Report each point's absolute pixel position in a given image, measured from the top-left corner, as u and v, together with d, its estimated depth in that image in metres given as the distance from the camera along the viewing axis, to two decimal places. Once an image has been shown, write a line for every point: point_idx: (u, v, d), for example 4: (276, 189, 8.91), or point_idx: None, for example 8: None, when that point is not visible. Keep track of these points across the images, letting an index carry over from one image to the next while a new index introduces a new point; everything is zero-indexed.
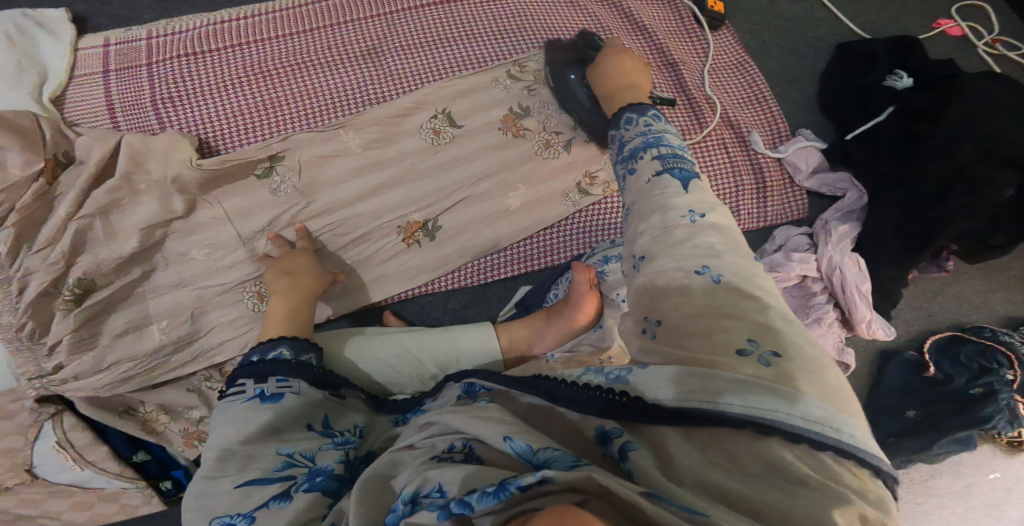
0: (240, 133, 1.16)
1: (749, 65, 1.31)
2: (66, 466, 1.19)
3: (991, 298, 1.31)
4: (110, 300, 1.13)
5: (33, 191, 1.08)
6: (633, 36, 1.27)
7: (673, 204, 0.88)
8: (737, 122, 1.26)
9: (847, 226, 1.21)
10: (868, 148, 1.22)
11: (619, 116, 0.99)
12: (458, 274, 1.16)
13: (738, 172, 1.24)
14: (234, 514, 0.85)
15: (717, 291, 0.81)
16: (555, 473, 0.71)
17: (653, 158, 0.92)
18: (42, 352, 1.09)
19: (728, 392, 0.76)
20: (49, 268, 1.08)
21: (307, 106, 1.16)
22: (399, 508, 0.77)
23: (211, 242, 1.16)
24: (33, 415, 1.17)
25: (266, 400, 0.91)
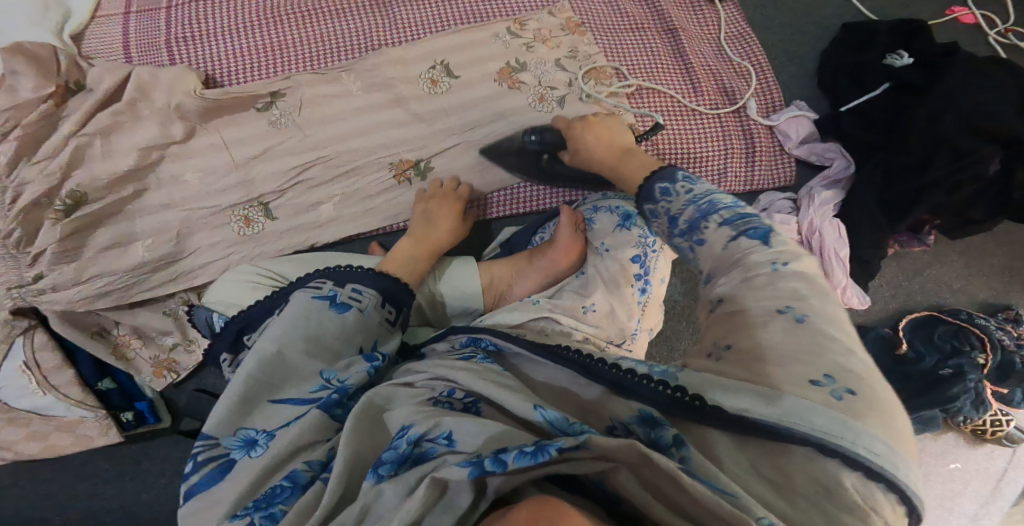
0: (247, 71, 1.21)
1: (750, 37, 1.35)
2: (28, 390, 1.19)
3: (970, 283, 1.36)
4: (99, 215, 1.14)
5: (39, 112, 1.09)
6: (637, 3, 1.33)
7: (754, 259, 0.81)
8: (731, 90, 1.29)
9: (830, 194, 1.26)
10: (858, 119, 1.26)
11: (648, 190, 0.95)
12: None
13: (729, 135, 1.27)
14: (257, 429, 0.87)
15: (799, 334, 0.76)
16: (597, 442, 0.72)
17: (719, 224, 0.85)
18: (26, 262, 1.11)
19: (799, 413, 0.73)
20: (46, 178, 1.09)
21: (314, 50, 1.23)
22: (402, 447, 0.80)
23: (204, 166, 1.17)
24: (6, 328, 1.16)
25: (335, 307, 0.96)
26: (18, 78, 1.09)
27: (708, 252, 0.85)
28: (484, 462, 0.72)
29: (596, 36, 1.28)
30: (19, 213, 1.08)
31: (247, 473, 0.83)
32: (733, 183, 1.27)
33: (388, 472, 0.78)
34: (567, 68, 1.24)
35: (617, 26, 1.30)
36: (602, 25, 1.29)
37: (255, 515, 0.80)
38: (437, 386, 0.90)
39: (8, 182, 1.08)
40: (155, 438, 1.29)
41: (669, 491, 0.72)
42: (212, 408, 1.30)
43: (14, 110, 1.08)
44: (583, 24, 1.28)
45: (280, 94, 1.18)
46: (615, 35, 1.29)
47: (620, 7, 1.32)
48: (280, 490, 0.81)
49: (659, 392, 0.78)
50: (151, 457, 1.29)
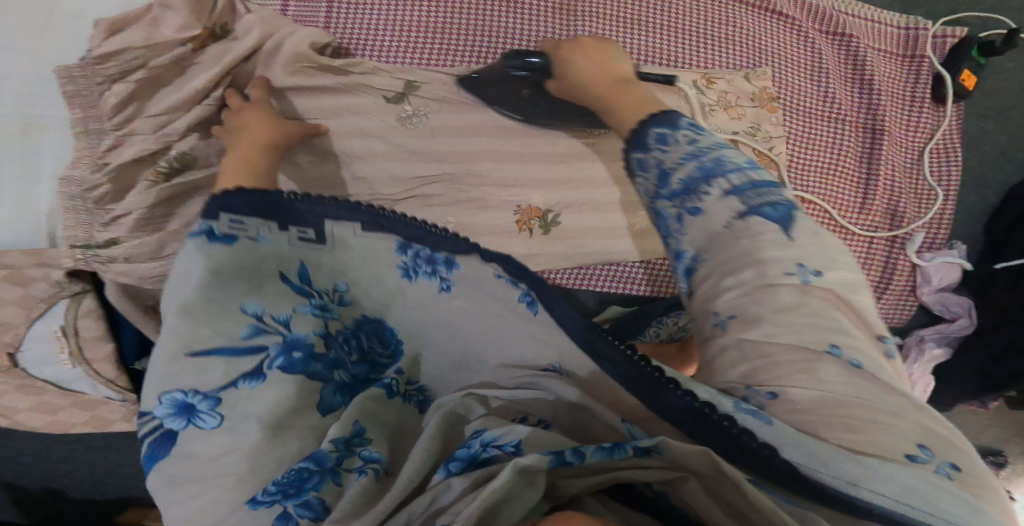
0: (382, 47, 1.13)
1: (954, 156, 1.22)
2: (57, 359, 1.06)
3: (983, 430, 1.42)
4: (201, 183, 1.07)
5: (176, 54, 1.06)
6: (850, 86, 1.19)
7: (770, 257, 0.74)
8: (901, 216, 1.20)
9: (939, 350, 1.22)
10: (1007, 285, 1.17)
11: (642, 133, 0.83)
12: (559, 276, 1.18)
13: (867, 264, 1.20)
14: (188, 391, 0.73)
15: (860, 385, 0.70)
16: (672, 446, 0.67)
17: (723, 196, 0.76)
18: (102, 219, 1.03)
19: (919, 496, 0.65)
20: (155, 137, 1.04)
21: (478, 46, 1.14)
22: (473, 446, 0.72)
23: (321, 150, 1.10)
24: (52, 288, 1.03)
25: (215, 243, 0.76)
26: (166, 13, 1.05)
27: (704, 224, 0.76)
28: (567, 453, 0.68)
29: (786, 114, 1.17)
30: (115, 167, 1.02)
31: (219, 448, 0.72)
32: None
33: (458, 468, 0.70)
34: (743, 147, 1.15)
35: (814, 109, 1.18)
36: (797, 105, 1.17)
37: (283, 503, 0.69)
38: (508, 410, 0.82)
39: (109, 128, 1.03)
40: None
41: (739, 504, 0.67)
42: None
43: (150, 48, 1.04)
44: (777, 98, 1.16)
45: (414, 86, 1.11)
46: (808, 119, 1.18)
47: (827, 88, 1.18)
48: (308, 475, 0.71)
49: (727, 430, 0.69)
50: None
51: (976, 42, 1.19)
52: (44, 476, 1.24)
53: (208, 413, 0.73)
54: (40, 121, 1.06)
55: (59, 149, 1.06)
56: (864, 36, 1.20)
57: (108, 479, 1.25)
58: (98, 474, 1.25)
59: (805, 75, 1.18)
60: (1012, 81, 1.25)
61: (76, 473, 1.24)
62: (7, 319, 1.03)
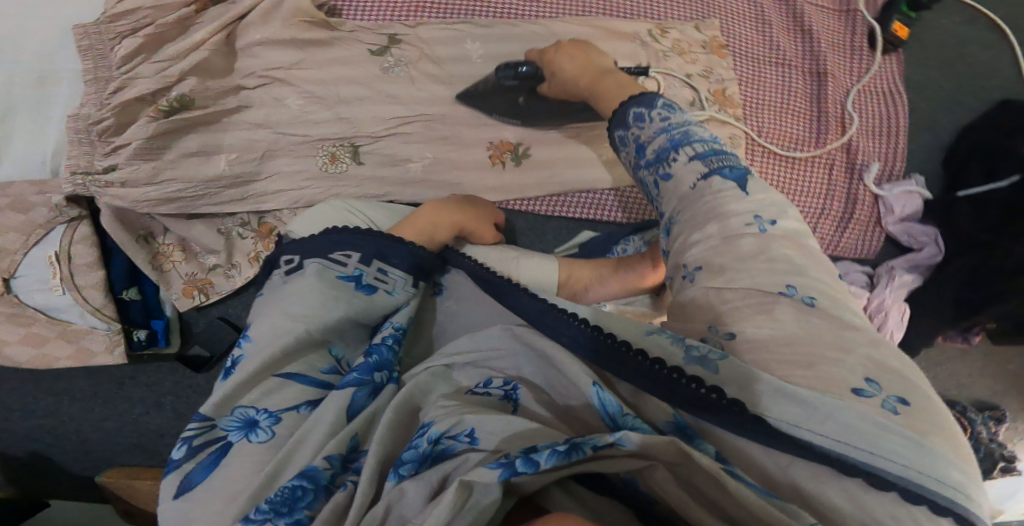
0: (364, 7, 1.20)
1: (898, 98, 1.27)
2: (49, 285, 1.10)
3: (977, 381, 1.41)
4: (197, 121, 1.11)
5: (179, 14, 1.09)
6: (792, 37, 1.27)
7: (731, 209, 0.80)
8: (856, 149, 1.24)
9: (910, 278, 1.23)
10: (970, 211, 1.20)
11: (623, 114, 0.93)
12: (534, 203, 1.23)
13: (831, 196, 1.23)
14: (257, 409, 0.78)
15: (813, 322, 0.73)
16: (633, 438, 0.68)
17: (690, 159, 0.84)
18: (101, 150, 1.07)
19: (867, 435, 0.66)
20: (158, 79, 1.07)
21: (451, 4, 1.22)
22: (421, 446, 0.74)
23: (311, 94, 1.15)
24: (51, 213, 1.09)
25: (360, 289, 0.87)
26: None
27: (674, 190, 0.85)
28: (516, 463, 0.68)
29: (736, 61, 1.24)
30: (118, 103, 1.05)
31: (265, 461, 0.75)
32: (816, 243, 1.23)
33: (410, 471, 0.72)
34: (696, 86, 1.20)
35: (761, 56, 1.25)
36: (745, 52, 1.25)
37: (276, 522, 0.71)
38: (472, 376, 0.84)
39: (116, 74, 1.06)
40: (154, 360, 1.23)
41: (707, 489, 0.68)
42: (225, 343, 1.21)
43: (157, 9, 1.07)
44: (726, 46, 1.24)
45: (395, 41, 1.18)
46: (757, 65, 1.25)
47: (771, 37, 1.26)
48: (302, 493, 0.72)
49: (690, 389, 0.71)
50: (172, 376, 1.25)
51: None
52: (29, 438, 1.24)
53: (263, 429, 0.77)
54: (55, 75, 1.11)
55: (72, 101, 1.11)
56: None
57: (94, 435, 1.25)
58: (82, 430, 1.24)
59: (751, 26, 1.26)
60: (948, 36, 1.32)
61: (62, 430, 1.24)
62: (5, 244, 1.08)
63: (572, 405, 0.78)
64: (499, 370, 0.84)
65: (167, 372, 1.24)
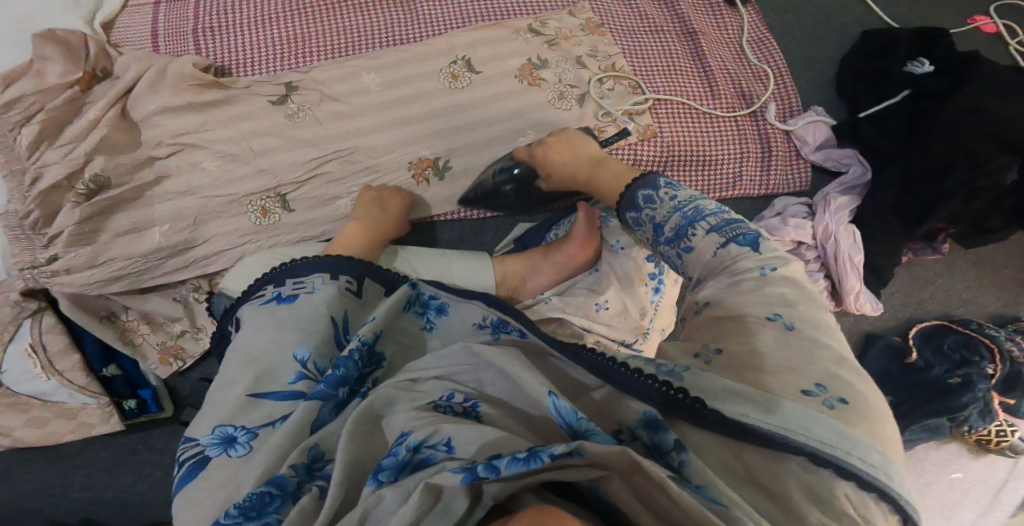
0: (255, 63, 1.19)
1: (770, 42, 1.31)
2: (32, 373, 1.18)
3: (979, 294, 1.33)
4: (120, 199, 1.13)
5: (65, 96, 1.12)
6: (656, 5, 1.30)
7: (742, 265, 0.85)
8: (749, 94, 1.26)
9: (845, 199, 1.22)
10: (876, 127, 1.22)
11: (631, 197, 0.98)
12: (468, 210, 1.21)
13: (744, 139, 1.25)
14: (235, 426, 0.86)
15: (789, 340, 0.79)
16: (589, 448, 0.73)
17: (707, 230, 0.89)
18: (40, 243, 1.11)
19: (797, 421, 0.75)
20: (68, 162, 1.10)
21: (336, 42, 1.20)
22: (400, 453, 0.79)
23: (225, 153, 1.15)
24: (14, 309, 1.15)
25: (283, 301, 0.96)
26: (46, 63, 1.12)
27: (697, 259, 0.89)
28: (477, 468, 0.73)
29: (614, 36, 1.24)
30: (37, 195, 1.09)
31: (239, 474, 0.83)
32: (746, 187, 1.24)
33: (388, 478, 0.77)
34: (589, 67, 1.20)
35: (637, 27, 1.26)
36: (620, 25, 1.25)
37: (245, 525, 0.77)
38: (437, 390, 0.89)
39: (28, 164, 1.10)
40: (155, 426, 1.29)
41: (657, 496, 0.73)
42: None
43: (41, 95, 1.11)
44: (603, 25, 1.24)
45: (294, 88, 1.16)
46: (633, 34, 1.26)
47: (640, 8, 1.28)
48: (270, 498, 0.79)
49: (663, 393, 0.79)
50: (178, 437, 1.30)
51: None
52: (69, 510, 1.28)
53: (242, 444, 0.85)
54: None
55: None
56: None
57: (131, 500, 1.29)
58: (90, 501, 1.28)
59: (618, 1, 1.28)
60: None
61: (96, 500, 1.28)
62: None
63: (539, 414, 0.84)
64: (464, 383, 0.89)
65: (171, 434, 1.29)
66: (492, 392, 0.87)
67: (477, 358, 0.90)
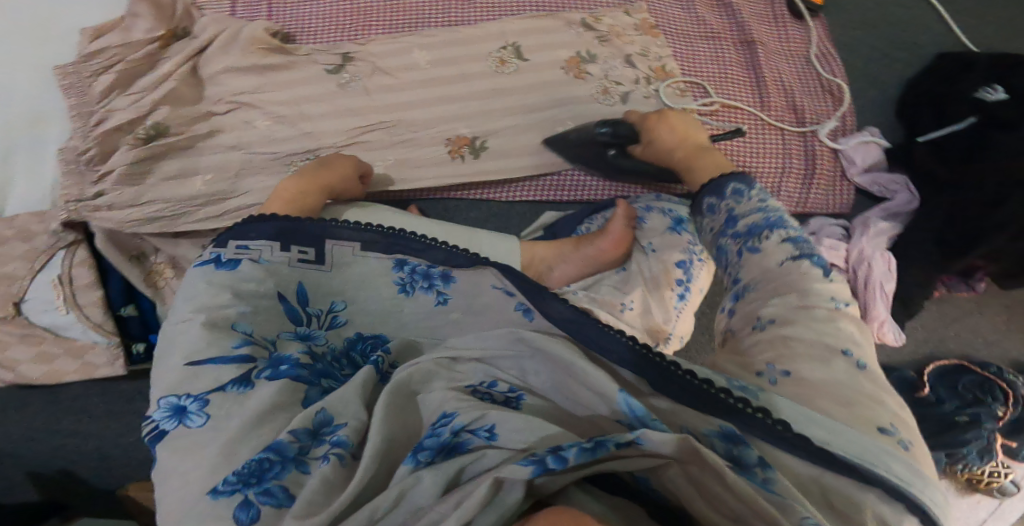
0: (316, 33, 1.29)
1: (832, 58, 1.32)
2: (54, 305, 1.20)
3: (1005, 337, 1.36)
4: (173, 147, 1.19)
5: (145, 51, 1.20)
6: (718, 14, 1.33)
7: (813, 287, 0.85)
8: (801, 109, 1.26)
9: (886, 225, 1.21)
10: (933, 151, 1.20)
11: (718, 185, 0.98)
12: (494, 191, 1.28)
13: (789, 154, 1.24)
14: (180, 395, 0.86)
15: (861, 376, 0.79)
16: (653, 438, 0.72)
17: (781, 240, 0.89)
18: (90, 178, 1.16)
19: (876, 456, 0.74)
20: (135, 108, 1.18)
21: (394, 18, 1.30)
22: (445, 435, 0.81)
23: (277, 114, 1.22)
24: (51, 239, 1.20)
25: (223, 268, 0.96)
26: (135, 22, 1.20)
27: (758, 263, 0.89)
28: (547, 460, 0.73)
29: (668, 39, 1.29)
30: (97, 135, 1.15)
31: (206, 440, 0.83)
32: (784, 202, 1.23)
33: (427, 458, 0.79)
34: (637, 66, 1.25)
35: (692, 32, 1.30)
36: (676, 30, 1.30)
37: (244, 491, 0.78)
38: (477, 374, 0.89)
39: (97, 108, 1.17)
40: None
41: (715, 488, 0.74)
42: None
43: (123, 47, 1.19)
44: (657, 27, 1.30)
45: (349, 59, 1.24)
46: (687, 40, 1.29)
47: (698, 14, 1.31)
48: (270, 464, 0.80)
49: (750, 416, 0.77)
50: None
51: None
52: (56, 456, 1.33)
53: (196, 413, 0.85)
54: (46, 116, 1.21)
55: (64, 136, 1.21)
56: None
57: (112, 452, 1.34)
58: (103, 447, 1.34)
59: (677, 7, 1.32)
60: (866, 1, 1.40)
61: (83, 448, 1.33)
62: (11, 273, 1.18)
63: (576, 400, 0.86)
64: (506, 372, 0.90)
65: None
66: (535, 383, 0.88)
67: (523, 345, 0.89)
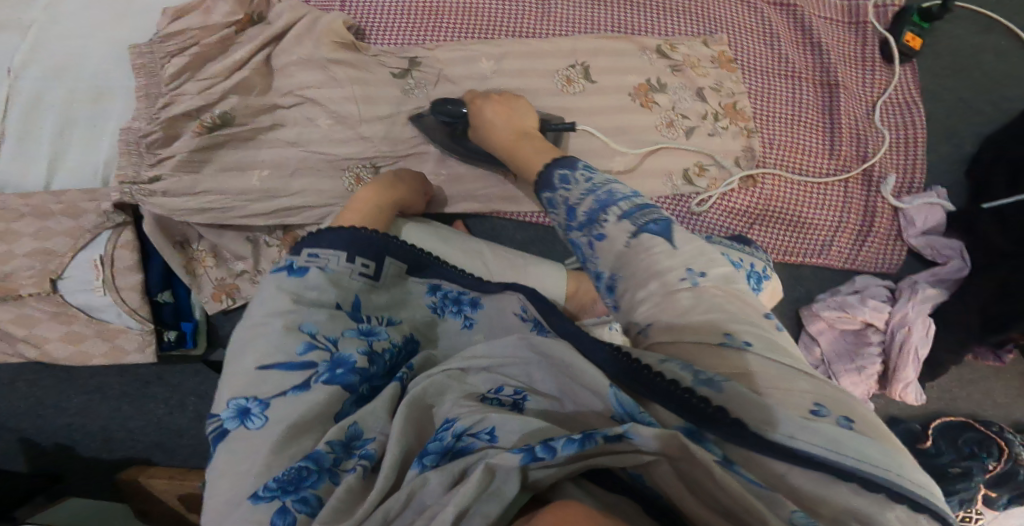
0: (387, 31, 1.26)
1: (916, 108, 1.26)
2: (91, 285, 1.18)
3: (1014, 404, 1.36)
4: (235, 137, 1.19)
5: (220, 34, 1.19)
6: (802, 50, 1.27)
7: (665, 267, 0.81)
8: (872, 163, 1.24)
9: (933, 291, 1.21)
10: (996, 221, 1.18)
11: (548, 178, 0.96)
12: (543, 216, 1.28)
13: (848, 208, 1.23)
14: (249, 398, 0.87)
15: (728, 352, 0.76)
16: (641, 432, 0.71)
17: (619, 220, 0.85)
18: (148, 160, 1.16)
19: (844, 443, 0.69)
20: (201, 95, 1.17)
21: (466, 23, 1.26)
22: (445, 438, 0.80)
23: (338, 115, 1.22)
24: (100, 219, 1.17)
25: (292, 275, 0.96)
26: (216, 4, 1.19)
27: (610, 249, 0.85)
28: (535, 448, 0.72)
29: (745, 74, 1.25)
30: (165, 118, 1.15)
31: (257, 446, 0.84)
32: (833, 257, 1.24)
33: (431, 462, 0.77)
34: (707, 101, 1.23)
35: (771, 69, 1.26)
36: (754, 65, 1.25)
37: (284, 498, 0.79)
38: (485, 382, 0.88)
39: (167, 89, 1.16)
40: (178, 362, 1.30)
41: (707, 486, 0.70)
42: None
43: (201, 29, 1.18)
44: (735, 60, 1.25)
45: (416, 63, 1.24)
46: (765, 78, 1.25)
47: (781, 49, 1.26)
48: (308, 473, 0.81)
49: (685, 398, 0.73)
50: (195, 378, 1.30)
51: (915, 8, 1.24)
52: (60, 433, 1.29)
53: (258, 415, 0.86)
54: (110, 91, 1.21)
55: (123, 116, 1.21)
56: (810, 6, 1.28)
57: (117, 435, 1.30)
58: (107, 430, 1.30)
59: (760, 39, 1.27)
60: (962, 44, 1.30)
61: (87, 427, 1.29)
62: (50, 248, 1.17)
63: (581, 410, 0.81)
64: (512, 377, 0.88)
65: (191, 374, 1.30)
66: (540, 385, 0.86)
67: (531, 352, 0.87)
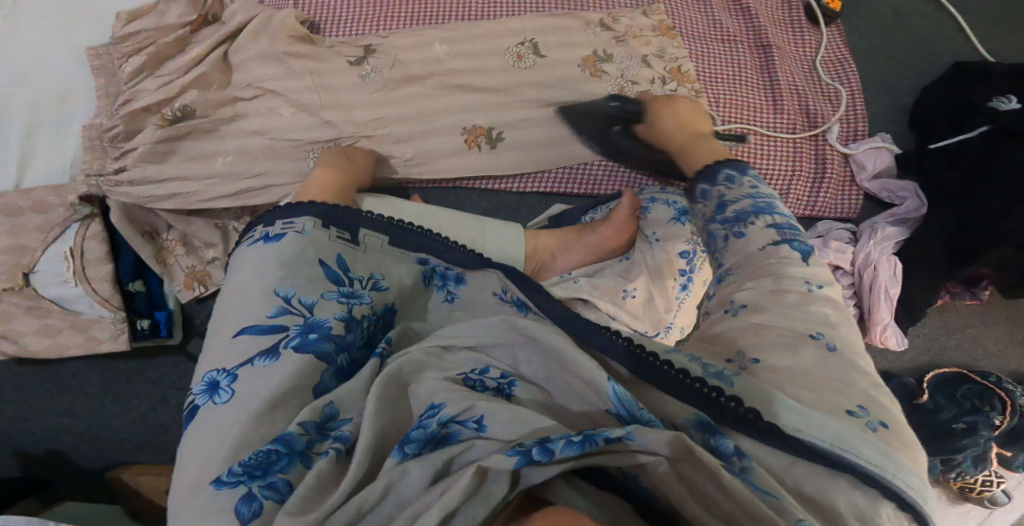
0: (339, 24, 1.32)
1: (848, 63, 1.32)
2: (63, 277, 1.20)
3: (1008, 351, 1.36)
4: (201, 129, 1.22)
5: (177, 35, 1.24)
6: (735, 18, 1.34)
7: (790, 271, 0.85)
8: (816, 113, 1.28)
9: (893, 230, 1.23)
10: (944, 163, 1.22)
11: (710, 172, 0.99)
12: (504, 184, 1.32)
13: (800, 158, 1.27)
14: (220, 370, 0.85)
15: (830, 361, 0.79)
16: (643, 434, 0.71)
17: (764, 226, 0.89)
18: (114, 153, 1.20)
19: (847, 439, 0.73)
20: (162, 90, 1.20)
21: (416, 12, 1.33)
22: (431, 426, 0.78)
23: (301, 103, 1.25)
24: (67, 212, 1.20)
25: (269, 243, 0.93)
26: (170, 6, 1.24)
27: (742, 247, 0.89)
28: (533, 452, 0.71)
29: (684, 39, 1.31)
30: (126, 113, 1.19)
31: (225, 423, 0.81)
32: (793, 206, 1.26)
33: (413, 451, 0.76)
34: (653, 66, 1.27)
35: (707, 35, 1.32)
36: (692, 32, 1.31)
37: (249, 484, 0.75)
38: (468, 362, 0.86)
39: (126, 87, 1.20)
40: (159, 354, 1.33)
41: (708, 490, 0.72)
42: None
43: (158, 30, 1.23)
44: (673, 28, 1.30)
45: (371, 51, 1.27)
46: (704, 43, 1.31)
47: (715, 17, 1.33)
48: (275, 457, 0.77)
49: (697, 391, 0.77)
50: (177, 370, 1.34)
51: None
52: (49, 434, 1.32)
53: (225, 389, 0.84)
54: (72, 94, 1.24)
55: (86, 117, 1.23)
56: None
57: (104, 433, 1.33)
58: (95, 428, 1.32)
59: (694, 9, 1.33)
60: (888, 7, 1.37)
61: (75, 427, 1.32)
62: (24, 243, 1.19)
63: (574, 398, 0.81)
64: (497, 359, 0.86)
65: (173, 366, 1.33)
66: (529, 371, 0.85)
67: (518, 334, 0.85)
